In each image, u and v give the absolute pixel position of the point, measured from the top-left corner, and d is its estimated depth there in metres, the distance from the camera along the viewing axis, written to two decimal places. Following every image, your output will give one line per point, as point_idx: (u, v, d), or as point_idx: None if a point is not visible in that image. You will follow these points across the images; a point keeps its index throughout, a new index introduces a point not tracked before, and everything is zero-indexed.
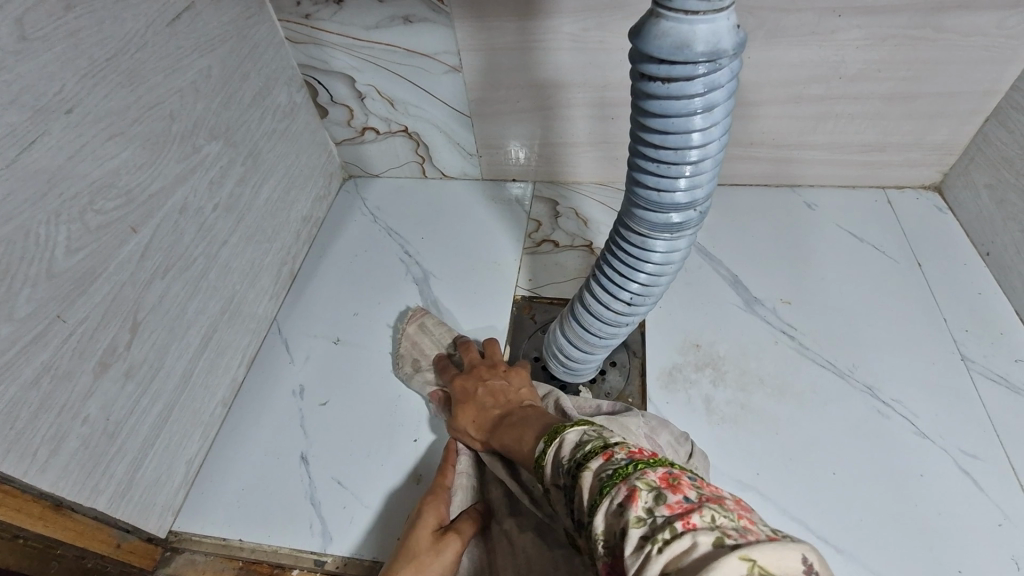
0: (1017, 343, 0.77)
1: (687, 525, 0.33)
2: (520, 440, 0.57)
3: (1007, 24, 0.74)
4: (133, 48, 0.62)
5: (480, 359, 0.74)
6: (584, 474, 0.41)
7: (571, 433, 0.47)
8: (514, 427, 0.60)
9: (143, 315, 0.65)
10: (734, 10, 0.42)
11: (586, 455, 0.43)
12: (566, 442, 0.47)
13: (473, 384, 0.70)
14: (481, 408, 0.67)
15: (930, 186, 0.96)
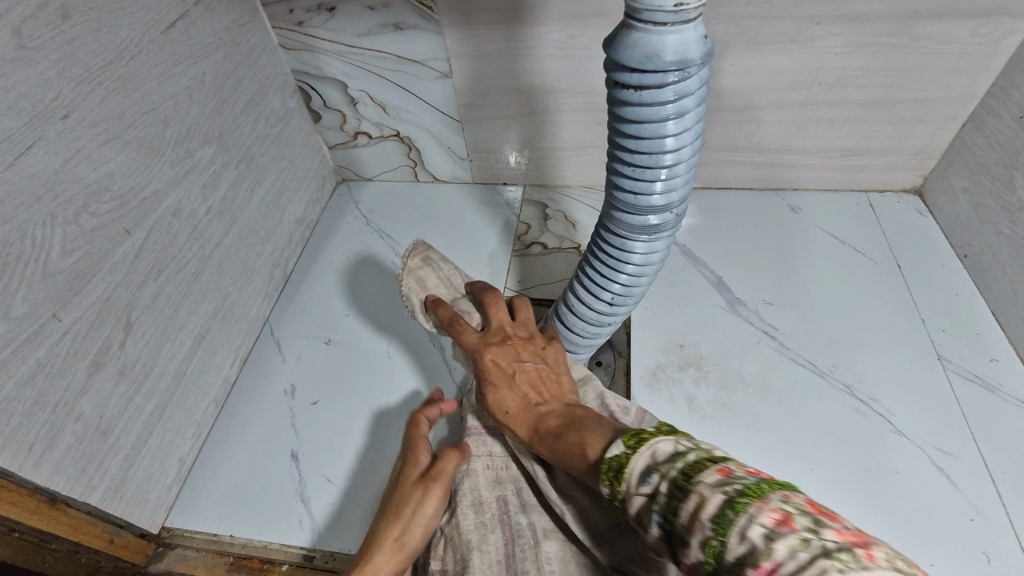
0: (992, 342, 0.79)
1: (870, 558, 0.25)
2: (577, 447, 0.43)
3: (980, 32, 0.77)
4: (128, 56, 0.63)
5: (508, 321, 0.58)
6: (697, 488, 0.30)
7: (661, 439, 0.35)
8: (564, 431, 0.46)
9: (137, 315, 0.66)
10: (701, 21, 0.44)
11: (693, 466, 0.32)
12: (653, 451, 0.34)
13: (504, 360, 0.54)
14: (514, 398, 0.52)
15: (911, 190, 0.98)
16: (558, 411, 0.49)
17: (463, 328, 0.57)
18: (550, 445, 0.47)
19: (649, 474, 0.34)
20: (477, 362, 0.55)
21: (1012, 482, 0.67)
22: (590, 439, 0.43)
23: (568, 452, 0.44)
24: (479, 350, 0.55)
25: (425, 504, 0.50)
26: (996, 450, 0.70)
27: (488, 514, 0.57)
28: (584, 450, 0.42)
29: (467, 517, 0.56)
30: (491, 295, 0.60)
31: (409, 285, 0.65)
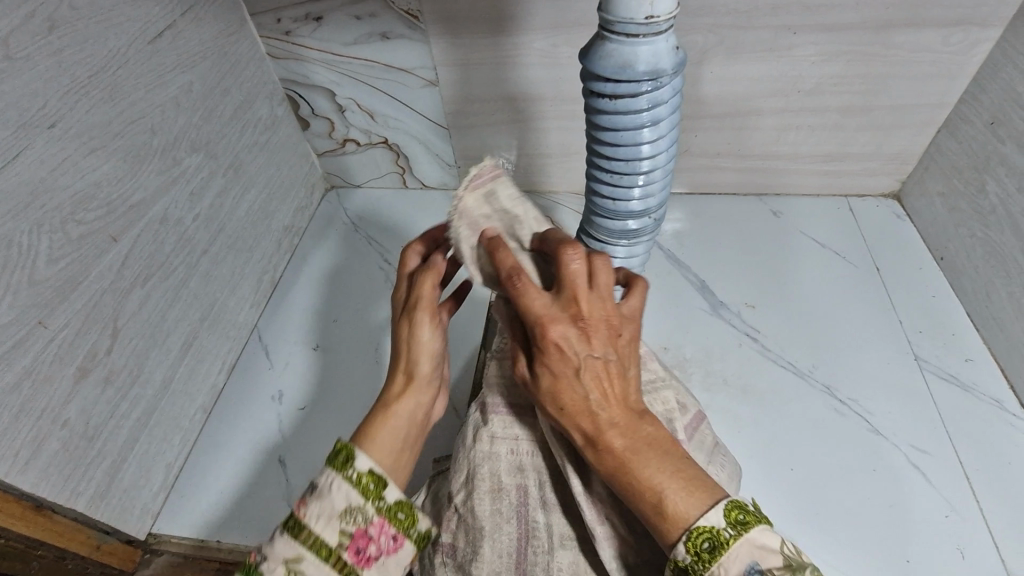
0: (967, 342, 0.81)
1: None
2: (655, 497, 0.38)
3: (951, 41, 0.79)
4: (115, 66, 0.64)
5: (587, 292, 0.42)
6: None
7: (767, 531, 0.37)
8: (637, 464, 0.39)
9: (123, 322, 0.67)
10: (672, 33, 0.45)
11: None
12: (756, 543, 0.36)
13: (573, 349, 0.41)
14: (575, 399, 0.41)
15: (890, 194, 1.00)
16: (628, 428, 0.40)
17: (525, 293, 0.42)
18: (613, 468, 0.40)
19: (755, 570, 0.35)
20: (536, 340, 0.42)
21: (985, 480, 0.69)
22: (671, 493, 0.38)
23: (638, 491, 0.39)
24: (541, 326, 0.41)
25: (420, 330, 0.48)
26: (969, 447, 0.71)
27: (506, 505, 0.51)
28: (663, 500, 0.38)
29: (484, 502, 0.51)
30: (568, 252, 0.43)
31: (460, 229, 0.48)
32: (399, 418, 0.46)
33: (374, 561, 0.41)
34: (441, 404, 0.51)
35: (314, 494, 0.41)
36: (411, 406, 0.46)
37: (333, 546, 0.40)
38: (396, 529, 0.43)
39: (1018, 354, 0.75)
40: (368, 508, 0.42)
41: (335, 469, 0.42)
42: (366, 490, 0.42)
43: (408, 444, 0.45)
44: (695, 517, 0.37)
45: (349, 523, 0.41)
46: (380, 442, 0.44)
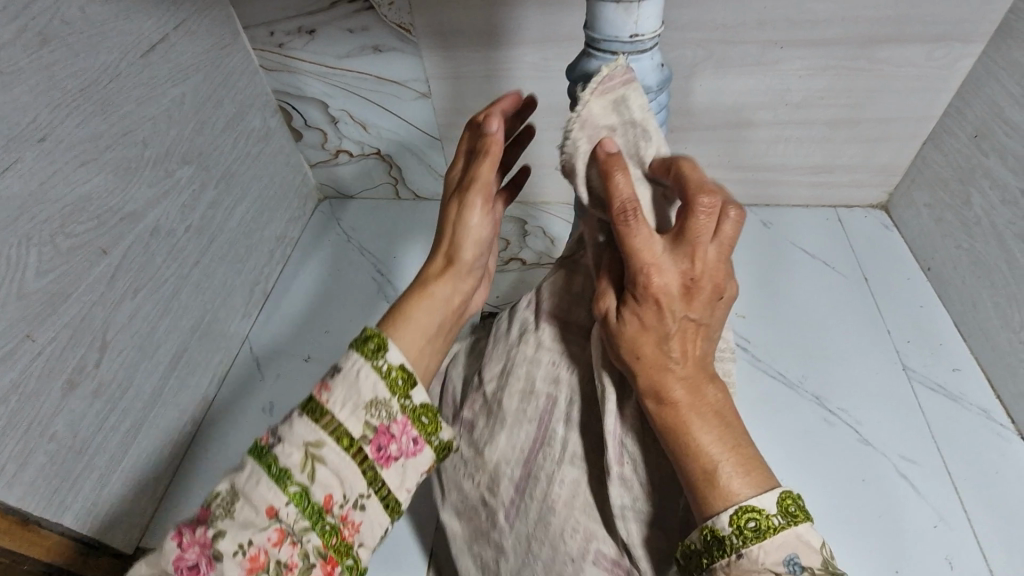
0: (954, 351, 0.82)
1: None
2: (708, 465, 0.39)
3: (935, 55, 0.80)
4: (107, 79, 0.64)
5: (704, 251, 0.40)
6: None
7: (812, 531, 0.37)
8: (697, 425, 0.40)
9: (113, 334, 0.67)
10: (657, 51, 0.46)
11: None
12: (801, 539, 0.36)
13: (672, 304, 0.40)
14: (654, 351, 0.41)
15: (877, 206, 1.02)
16: (696, 389, 0.41)
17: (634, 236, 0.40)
18: (670, 422, 0.40)
19: (795, 561, 0.36)
20: (635, 283, 0.40)
21: (972, 489, 0.69)
22: (722, 467, 0.38)
23: (691, 454, 0.39)
24: (646, 273, 0.40)
25: (472, 215, 0.48)
26: (957, 457, 0.72)
27: (533, 409, 0.53)
28: (713, 470, 0.38)
29: (513, 400, 0.54)
30: (699, 202, 0.40)
31: (578, 140, 0.43)
32: (437, 302, 0.47)
33: (393, 461, 0.41)
34: (477, 298, 0.53)
35: (340, 377, 0.41)
36: (446, 292, 0.48)
37: (356, 437, 0.40)
38: (418, 433, 0.42)
39: (1004, 364, 0.76)
40: (393, 403, 0.41)
41: (365, 356, 0.42)
42: (393, 385, 0.41)
43: (442, 331, 0.47)
44: (745, 496, 0.37)
45: (374, 416, 0.41)
46: (413, 331, 0.45)
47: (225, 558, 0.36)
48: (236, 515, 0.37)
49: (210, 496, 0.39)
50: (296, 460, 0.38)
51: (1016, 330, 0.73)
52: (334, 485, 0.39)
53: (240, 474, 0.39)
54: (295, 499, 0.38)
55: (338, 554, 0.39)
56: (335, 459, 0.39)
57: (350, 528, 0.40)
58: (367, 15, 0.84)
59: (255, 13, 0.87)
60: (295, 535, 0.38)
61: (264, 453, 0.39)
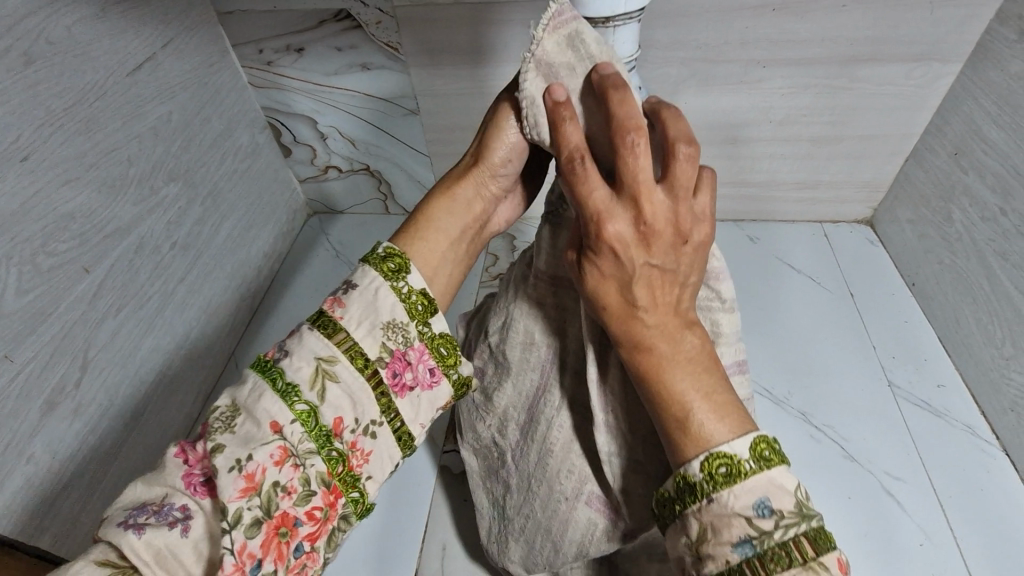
0: (939, 366, 0.82)
1: None
2: (680, 413, 0.36)
3: (914, 75, 0.81)
4: (92, 98, 0.65)
5: (652, 192, 0.36)
6: (817, 564, 0.33)
7: (787, 474, 0.35)
8: (670, 374, 0.36)
9: (94, 353, 0.66)
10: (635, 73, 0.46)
11: (814, 537, 0.33)
12: (776, 483, 0.34)
13: (629, 250, 0.36)
14: (620, 300, 0.37)
15: (863, 221, 1.03)
16: (672, 337, 0.37)
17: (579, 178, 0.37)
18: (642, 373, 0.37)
19: (767, 506, 0.34)
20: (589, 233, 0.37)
21: (956, 506, 0.69)
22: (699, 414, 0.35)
23: (666, 404, 0.36)
24: (596, 221, 0.36)
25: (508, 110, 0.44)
26: (940, 473, 0.72)
27: (535, 356, 0.52)
28: (688, 418, 0.36)
29: (514, 348, 0.53)
30: (627, 141, 0.36)
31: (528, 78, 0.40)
32: (455, 206, 0.46)
33: (408, 390, 0.40)
34: (504, 215, 0.50)
35: (355, 294, 0.41)
36: (470, 194, 0.46)
37: (371, 358, 0.39)
38: (435, 363, 0.42)
39: (986, 380, 0.76)
40: (411, 328, 0.41)
41: (385, 275, 0.42)
42: (413, 310, 0.41)
43: (457, 237, 0.46)
44: (722, 441, 0.35)
45: (391, 339, 0.40)
46: (424, 237, 0.45)
47: (221, 473, 0.33)
48: (238, 430, 0.35)
49: (210, 412, 0.36)
50: (306, 375, 0.37)
51: (998, 345, 0.74)
52: (345, 407, 0.37)
53: (243, 388, 0.37)
54: (302, 417, 0.36)
55: (343, 485, 0.37)
56: (348, 378, 0.38)
57: (359, 457, 0.38)
58: (355, 33, 0.85)
59: (245, 32, 0.87)
60: (298, 458, 0.35)
61: (270, 367, 0.37)
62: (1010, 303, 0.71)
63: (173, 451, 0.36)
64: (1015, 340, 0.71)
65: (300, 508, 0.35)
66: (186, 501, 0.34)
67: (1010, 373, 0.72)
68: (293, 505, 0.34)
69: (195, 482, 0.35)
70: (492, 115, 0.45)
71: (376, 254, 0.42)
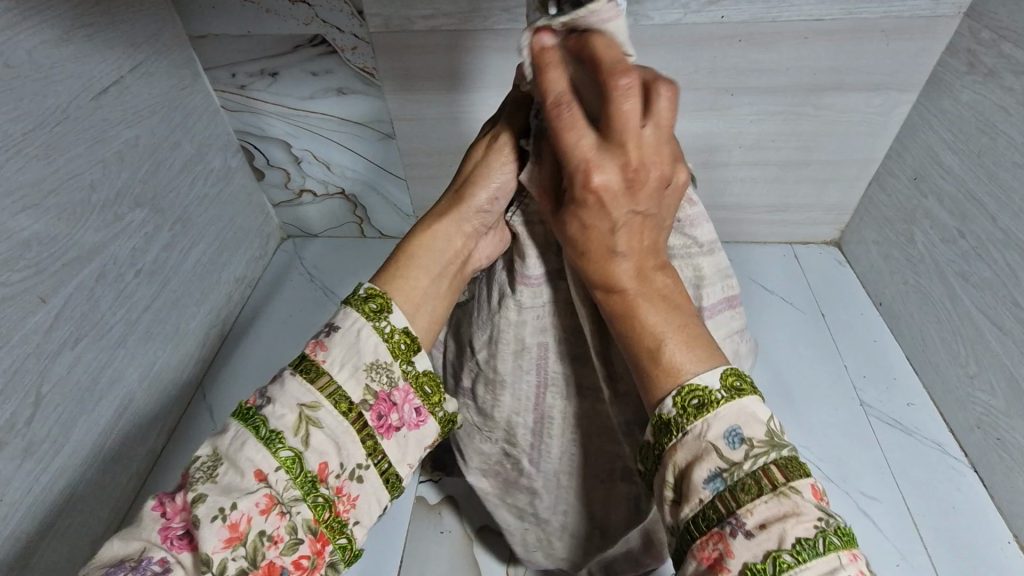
0: (909, 387, 0.84)
1: None
2: (656, 340, 0.35)
3: (874, 103, 0.85)
4: (53, 122, 0.63)
5: (641, 138, 0.33)
6: (788, 489, 0.30)
7: (760, 404, 0.33)
8: (653, 305, 0.36)
9: (47, 388, 0.63)
10: None
11: (787, 464, 0.31)
12: (746, 410, 0.32)
13: (614, 202, 0.34)
14: (597, 254, 0.36)
15: (831, 242, 1.05)
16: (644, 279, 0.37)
17: (562, 126, 0.33)
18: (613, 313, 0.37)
19: (737, 434, 0.32)
20: (574, 183, 0.34)
21: (931, 524, 0.70)
22: (675, 344, 0.35)
23: (635, 332, 0.36)
24: (583, 171, 0.33)
25: (517, 120, 0.45)
26: (914, 492, 0.73)
27: (529, 358, 0.49)
28: (660, 346, 0.35)
29: (506, 359, 0.49)
30: (620, 84, 0.32)
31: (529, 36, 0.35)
32: (436, 244, 0.45)
33: (394, 431, 0.39)
34: (485, 251, 0.48)
35: (337, 337, 0.39)
36: (451, 232, 0.45)
37: (355, 401, 0.38)
38: (421, 402, 0.41)
39: (953, 399, 0.78)
40: (395, 368, 0.40)
41: (367, 316, 0.40)
42: (396, 349, 0.40)
43: (438, 272, 0.44)
44: (690, 374, 0.34)
45: (375, 380, 0.39)
46: (405, 276, 0.43)
47: (203, 524, 0.31)
48: (220, 479, 0.33)
49: (190, 462, 0.35)
50: (290, 422, 0.35)
51: (962, 364, 0.76)
52: (330, 452, 0.36)
53: (224, 437, 0.35)
54: (287, 464, 0.34)
55: (330, 531, 0.35)
56: (332, 422, 0.36)
57: (346, 502, 0.36)
58: (330, 58, 0.85)
59: (216, 55, 0.86)
60: (284, 505, 0.34)
61: (251, 415, 0.36)
62: (973, 322, 0.73)
63: (151, 504, 0.34)
64: (979, 359, 0.73)
65: (287, 557, 0.33)
66: (166, 555, 0.32)
67: (975, 391, 0.74)
68: (280, 555, 0.33)
69: (173, 536, 0.33)
70: (484, 148, 0.45)
71: (357, 295, 0.40)
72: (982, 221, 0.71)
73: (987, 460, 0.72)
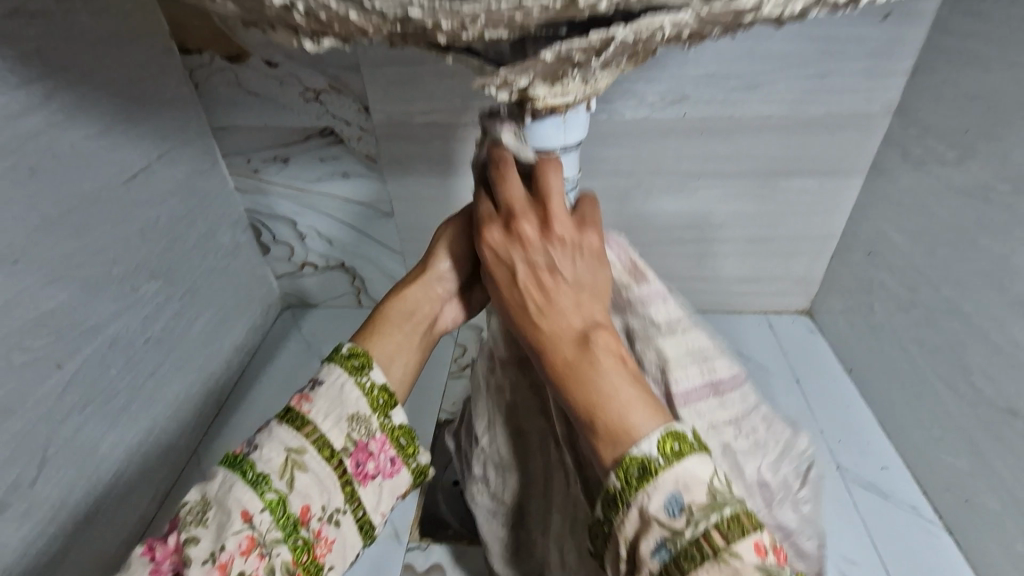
0: (881, 450, 0.87)
1: None
2: (606, 400, 0.40)
3: (826, 187, 0.94)
4: (87, 204, 0.70)
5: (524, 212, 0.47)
6: (729, 554, 0.34)
7: (695, 467, 0.38)
8: (583, 369, 0.41)
9: (53, 451, 0.65)
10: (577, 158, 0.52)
11: (727, 528, 0.35)
12: (682, 479, 0.37)
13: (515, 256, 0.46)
14: (515, 302, 0.46)
15: (803, 312, 1.12)
16: (568, 328, 0.43)
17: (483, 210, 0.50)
18: (534, 345, 0.44)
19: (678, 502, 0.37)
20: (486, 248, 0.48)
21: None
22: (607, 417, 0.39)
23: (577, 392, 0.41)
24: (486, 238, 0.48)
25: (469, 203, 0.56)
26: (889, 553, 0.75)
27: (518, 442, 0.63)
28: (593, 421, 0.40)
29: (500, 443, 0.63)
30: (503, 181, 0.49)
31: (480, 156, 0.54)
32: (406, 307, 0.52)
33: (370, 478, 0.44)
34: (450, 316, 0.56)
35: (321, 391, 0.44)
36: (420, 298, 0.53)
37: (336, 448, 0.42)
38: (396, 453, 0.46)
39: (923, 462, 0.81)
40: (373, 420, 0.45)
41: (349, 372, 0.45)
42: (374, 403, 0.45)
43: (408, 331, 0.51)
44: (632, 444, 0.38)
45: (355, 431, 0.44)
46: (378, 335, 0.49)
47: (194, 565, 0.35)
48: (210, 523, 0.37)
49: (180, 507, 0.39)
50: (277, 465, 0.40)
51: (927, 427, 0.80)
52: (313, 495, 0.41)
53: (212, 482, 0.39)
54: (271, 506, 0.39)
55: (306, 572, 0.39)
56: (316, 467, 0.41)
57: (324, 545, 0.41)
58: (338, 147, 0.94)
59: (235, 144, 0.96)
60: (265, 546, 0.37)
61: (239, 461, 0.40)
62: (932, 387, 0.78)
63: (140, 550, 0.38)
64: (942, 423, 0.77)
65: None
66: None
67: (941, 454, 0.77)
68: None
69: None
70: (444, 229, 0.55)
71: (340, 353, 0.46)
72: (930, 293, 0.78)
73: (961, 523, 0.74)
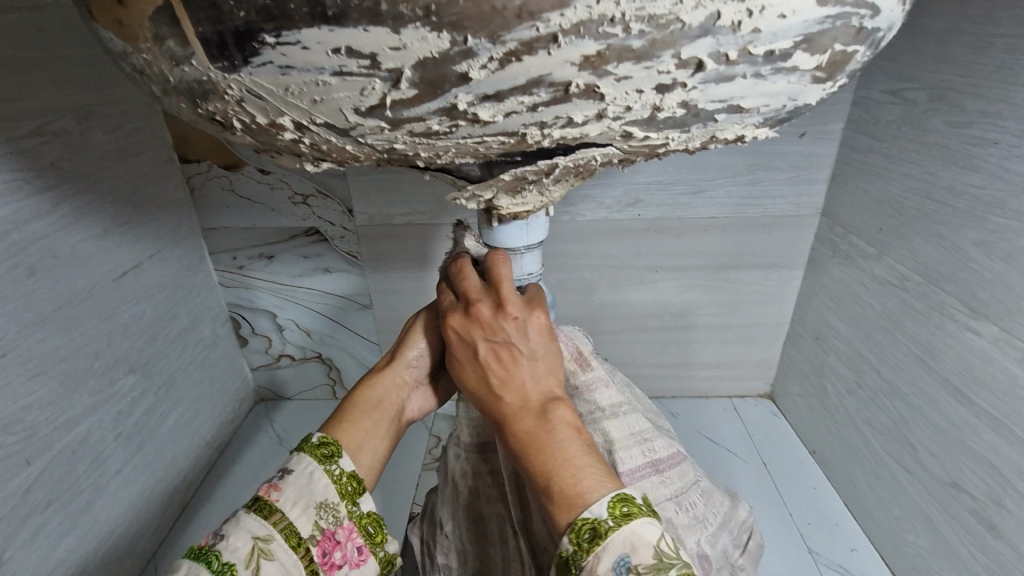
0: (851, 533, 0.88)
1: None
2: (559, 466, 0.43)
3: (771, 278, 1.04)
4: (77, 301, 0.73)
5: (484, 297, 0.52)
6: None
7: (643, 529, 0.38)
8: (541, 439, 0.44)
9: (9, 555, 0.63)
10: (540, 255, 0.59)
11: None
12: (630, 539, 0.38)
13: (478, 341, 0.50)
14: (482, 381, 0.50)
15: (765, 395, 1.17)
16: (530, 402, 0.47)
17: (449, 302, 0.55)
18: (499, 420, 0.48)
19: (625, 564, 0.37)
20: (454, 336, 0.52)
21: None
22: (562, 482, 0.42)
23: (537, 462, 0.43)
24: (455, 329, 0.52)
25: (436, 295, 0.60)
26: None
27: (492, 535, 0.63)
28: (551, 488, 0.42)
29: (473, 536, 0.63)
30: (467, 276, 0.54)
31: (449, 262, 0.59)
32: (374, 394, 0.55)
33: (337, 568, 0.45)
34: (417, 403, 0.59)
35: (290, 478, 0.46)
36: (387, 386, 0.56)
37: (304, 536, 0.44)
38: (364, 541, 0.47)
39: (889, 542, 0.83)
40: (341, 507, 0.46)
41: (319, 459, 0.47)
42: (343, 490, 0.47)
43: (375, 416, 0.54)
44: (583, 507, 0.40)
45: (323, 518, 0.45)
46: (346, 422, 0.52)
47: None
48: None
49: None
50: (242, 554, 0.41)
51: (888, 506, 0.83)
52: None
53: None
54: None
55: None
56: (283, 556, 0.42)
57: None
58: (321, 245, 1.01)
59: (223, 242, 1.02)
60: None
61: (204, 553, 0.41)
62: (886, 465, 0.82)
63: None
64: (900, 501, 0.80)
65: None
66: None
67: (904, 533, 0.79)
68: None
69: None
70: (412, 319, 0.59)
71: (309, 442, 0.48)
72: (872, 375, 0.84)
73: None
